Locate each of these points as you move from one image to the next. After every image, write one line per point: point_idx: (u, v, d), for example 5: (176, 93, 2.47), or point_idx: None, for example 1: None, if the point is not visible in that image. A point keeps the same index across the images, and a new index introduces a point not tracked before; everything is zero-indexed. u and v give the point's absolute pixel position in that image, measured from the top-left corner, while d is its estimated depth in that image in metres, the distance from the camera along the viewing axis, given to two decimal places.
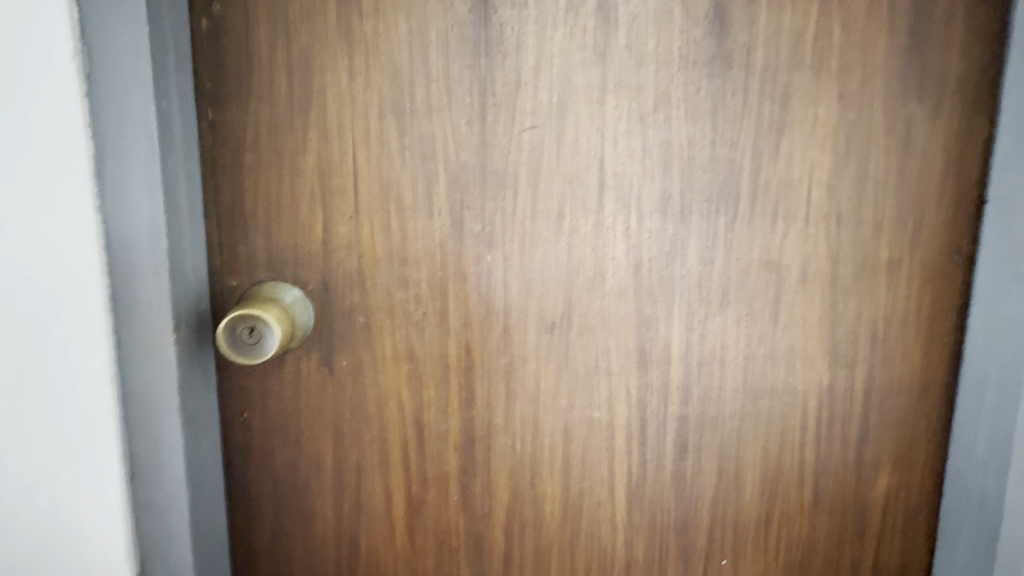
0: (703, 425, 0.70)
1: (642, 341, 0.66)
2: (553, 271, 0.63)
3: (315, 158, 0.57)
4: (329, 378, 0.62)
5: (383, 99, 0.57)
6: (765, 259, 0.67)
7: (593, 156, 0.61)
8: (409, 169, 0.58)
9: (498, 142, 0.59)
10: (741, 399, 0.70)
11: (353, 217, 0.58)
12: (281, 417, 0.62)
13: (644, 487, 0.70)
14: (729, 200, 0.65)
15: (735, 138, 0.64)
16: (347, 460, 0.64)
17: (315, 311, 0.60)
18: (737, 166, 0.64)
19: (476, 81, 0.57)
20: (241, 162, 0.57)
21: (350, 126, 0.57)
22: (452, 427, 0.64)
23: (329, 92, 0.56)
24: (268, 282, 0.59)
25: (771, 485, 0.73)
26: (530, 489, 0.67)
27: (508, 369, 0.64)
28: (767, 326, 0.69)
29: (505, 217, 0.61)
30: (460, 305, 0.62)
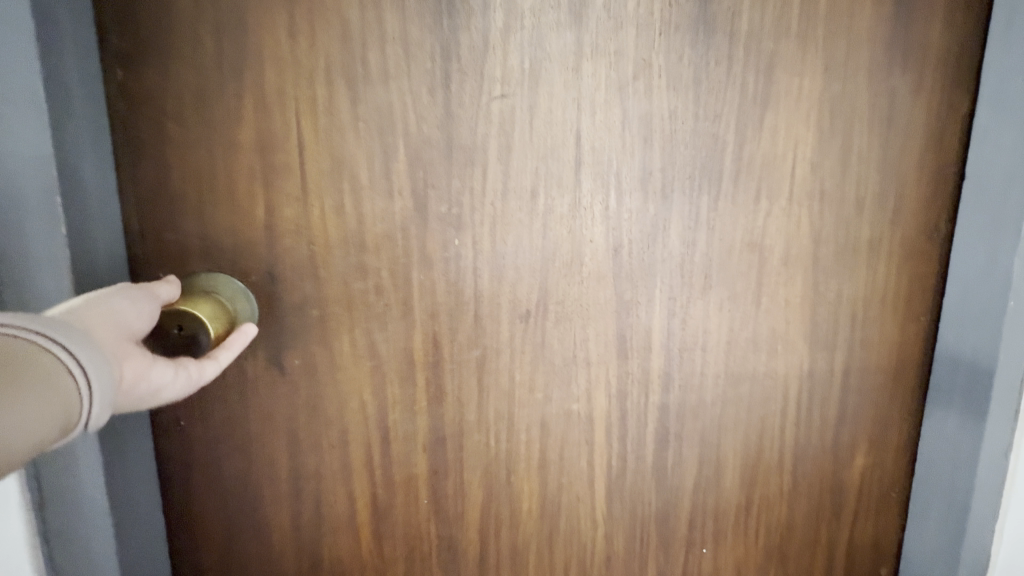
0: (684, 414, 0.67)
1: (621, 329, 0.62)
2: (528, 256, 0.58)
3: (254, 130, 0.50)
4: (281, 379, 0.56)
5: (331, 62, 0.50)
6: (748, 240, 0.64)
7: (569, 129, 0.56)
8: (364, 144, 0.51)
9: (464, 113, 0.53)
10: (723, 385, 0.68)
11: (301, 198, 0.52)
12: (226, 423, 0.56)
13: (624, 479, 0.67)
14: (712, 177, 0.61)
15: (719, 111, 0.60)
16: (306, 466, 0.58)
17: (260, 305, 0.54)
18: (720, 141, 0.60)
19: (437, 44, 0.51)
20: (163, 135, 0.49)
21: (294, 94, 0.50)
22: (420, 426, 0.59)
23: (266, 52, 0.49)
24: (205, 273, 0.52)
25: (751, 471, 0.72)
26: (505, 487, 0.63)
27: (479, 362, 0.59)
28: (749, 310, 0.66)
29: (473, 197, 0.55)
30: (426, 295, 0.56)
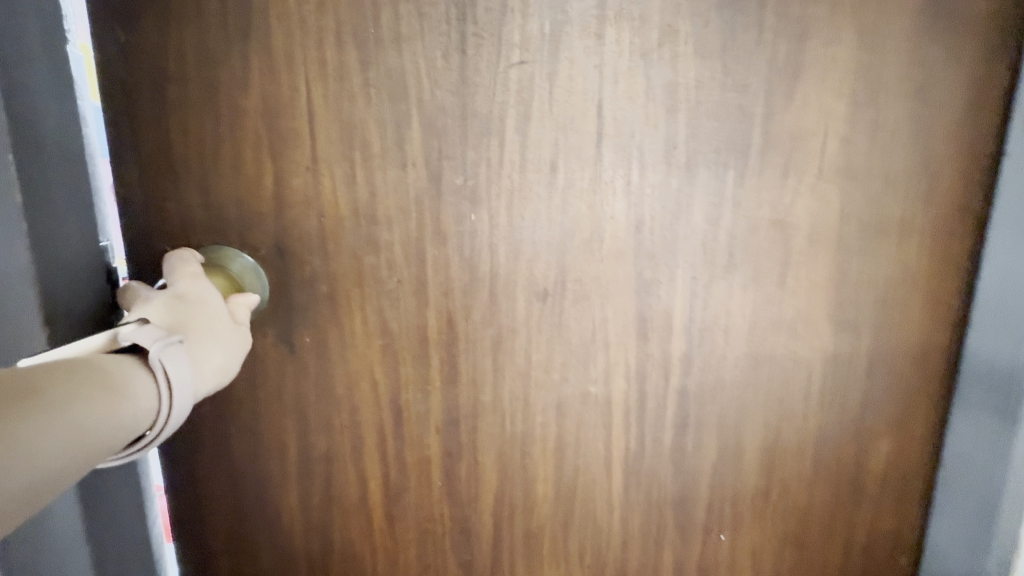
0: (704, 397, 0.65)
1: (641, 309, 0.60)
2: (546, 231, 0.55)
3: (260, 95, 0.47)
4: (290, 358, 0.53)
5: (341, 23, 0.47)
6: (775, 218, 0.61)
7: (589, 98, 0.53)
8: (375, 110, 0.49)
9: (481, 80, 0.50)
10: (745, 368, 0.65)
11: (310, 168, 0.49)
12: (234, 401, 0.54)
13: (641, 463, 0.65)
14: (739, 150, 0.58)
15: (747, 82, 0.56)
16: (315, 448, 0.56)
17: (268, 281, 0.51)
18: (748, 112, 0.57)
19: (453, 4, 0.48)
20: (162, 97, 0.47)
21: (302, 56, 0.47)
22: (433, 408, 0.57)
23: (273, 12, 0.46)
24: (212, 245, 0.50)
25: (772, 456, 0.70)
26: (520, 471, 0.62)
27: (495, 342, 0.57)
28: (772, 291, 0.64)
29: (489, 169, 0.52)
30: (440, 272, 0.54)
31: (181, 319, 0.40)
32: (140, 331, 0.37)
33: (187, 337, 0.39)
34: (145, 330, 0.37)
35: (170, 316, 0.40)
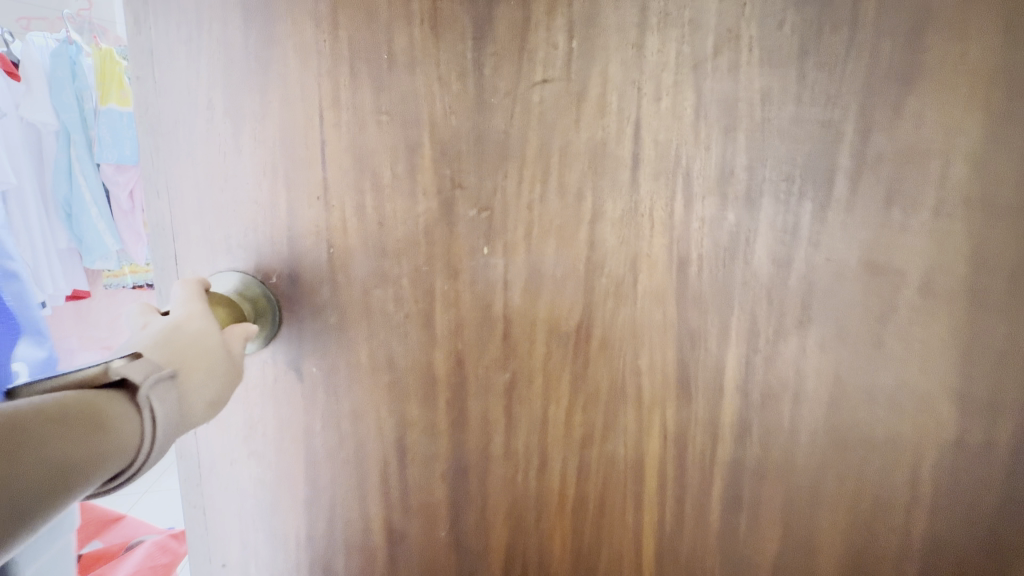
0: (764, 474, 0.54)
1: (682, 363, 0.51)
2: (569, 269, 0.49)
3: (278, 124, 0.47)
4: (298, 387, 0.52)
5: (356, 49, 0.45)
6: (869, 262, 0.49)
7: (625, 119, 0.46)
8: (388, 138, 0.47)
9: (499, 103, 0.46)
10: (821, 444, 0.53)
11: (322, 197, 0.48)
12: (244, 426, 0.54)
13: (679, 542, 0.56)
14: (819, 177, 0.47)
15: (834, 89, 0.45)
16: (320, 481, 0.55)
17: (280, 306, 0.51)
18: (833, 129, 0.46)
19: (471, 22, 0.45)
20: (177, 122, 0.48)
21: (317, 85, 0.46)
22: (440, 451, 0.53)
23: (292, 41, 0.46)
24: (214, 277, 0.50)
25: (857, 560, 0.55)
26: (533, 531, 0.55)
27: (508, 388, 0.52)
28: (864, 352, 0.50)
29: (506, 199, 0.48)
30: (450, 308, 0.50)
31: (173, 350, 0.41)
32: (132, 366, 0.37)
33: (179, 370, 0.40)
34: (137, 366, 0.38)
35: (163, 348, 0.40)
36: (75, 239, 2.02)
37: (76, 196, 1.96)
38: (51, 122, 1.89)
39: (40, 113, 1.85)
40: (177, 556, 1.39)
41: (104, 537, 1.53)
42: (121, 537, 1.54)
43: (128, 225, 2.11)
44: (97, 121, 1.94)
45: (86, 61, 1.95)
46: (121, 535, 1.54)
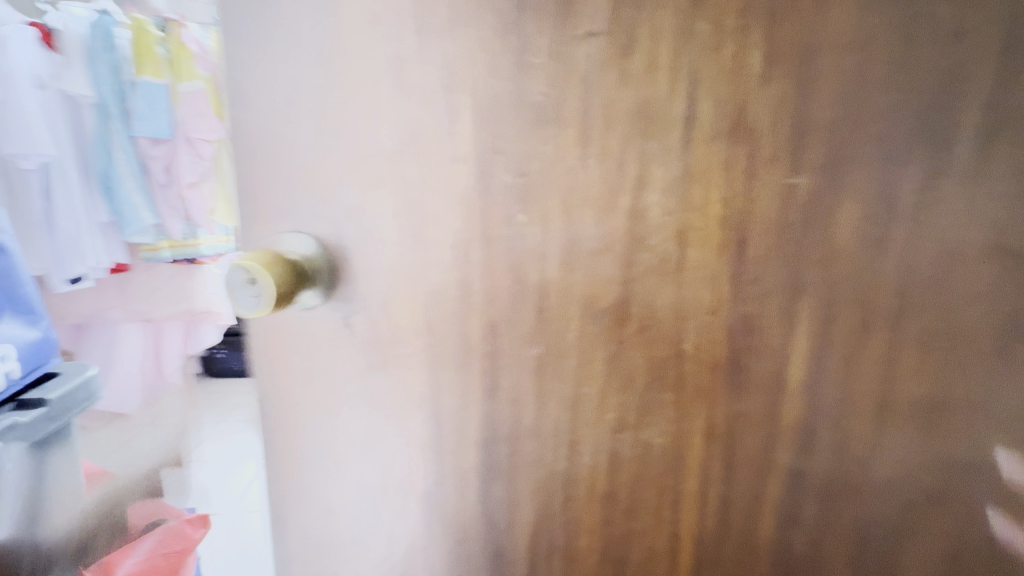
0: (831, 487, 0.47)
1: (734, 351, 0.45)
2: (607, 240, 0.45)
3: (333, 94, 0.50)
4: (348, 344, 0.56)
5: (406, 19, 0.47)
6: (977, 246, 0.40)
7: (677, 73, 0.41)
8: (430, 104, 0.47)
9: (539, 63, 0.44)
10: (906, 458, 0.45)
11: (371, 163, 0.51)
12: (305, 377, 0.59)
13: (722, 548, 0.51)
14: (922, 142, 0.39)
15: (942, 35, 0.38)
16: (365, 433, 0.58)
17: (334, 268, 0.54)
18: (942, 80, 0.38)
19: None
20: (252, 95, 0.53)
21: (369, 56, 0.48)
22: (472, 418, 0.54)
23: (349, 15, 0.48)
24: (289, 233, 0.54)
25: None
26: (561, 513, 0.54)
27: (539, 362, 0.50)
28: (970, 351, 0.42)
29: (543, 164, 0.45)
30: (484, 276, 0.50)
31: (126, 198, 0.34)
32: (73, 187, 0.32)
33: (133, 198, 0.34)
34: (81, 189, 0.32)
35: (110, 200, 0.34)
36: (112, 215, 2.48)
37: (113, 170, 2.40)
38: (88, 95, 2.31)
39: (77, 87, 2.26)
40: (189, 544, 1.55)
41: (124, 520, 1.58)
42: (142, 523, 1.59)
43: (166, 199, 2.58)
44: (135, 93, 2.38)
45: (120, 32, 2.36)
46: (139, 519, 1.60)
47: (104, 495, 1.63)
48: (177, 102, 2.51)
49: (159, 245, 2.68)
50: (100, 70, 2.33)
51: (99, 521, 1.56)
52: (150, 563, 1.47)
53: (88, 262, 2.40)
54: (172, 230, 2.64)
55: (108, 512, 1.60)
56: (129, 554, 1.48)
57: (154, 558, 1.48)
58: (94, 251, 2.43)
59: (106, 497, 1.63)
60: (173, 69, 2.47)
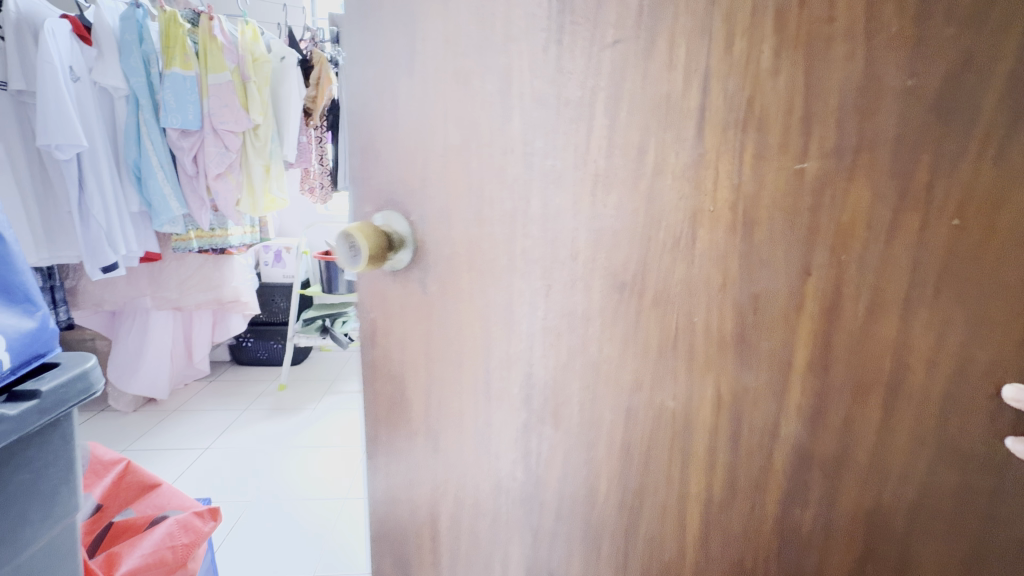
0: (835, 440, 0.52)
1: (742, 324, 0.50)
2: (629, 221, 0.50)
3: (406, 97, 0.57)
4: (413, 313, 0.64)
5: (457, 30, 0.53)
6: (967, 231, 0.45)
7: (694, 73, 0.45)
8: (480, 106, 0.53)
9: (573, 67, 0.49)
10: (896, 416, 0.51)
11: (435, 156, 0.57)
12: (381, 340, 0.68)
13: (730, 503, 0.56)
14: (920, 138, 0.44)
15: (936, 43, 0.42)
16: (421, 390, 0.66)
17: (411, 250, 0.61)
18: (941, 74, 0.42)
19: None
20: (354, 101, 0.62)
21: (430, 63, 0.55)
22: (508, 382, 0.60)
23: (416, 27, 0.55)
24: (392, 213, 0.61)
25: (915, 529, 0.54)
26: (584, 471, 0.59)
27: (570, 328, 0.55)
28: (962, 324, 0.47)
29: (574, 154, 0.50)
30: (523, 254, 0.55)
31: None
32: None
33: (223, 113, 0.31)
34: None
35: None
36: (145, 205, 2.54)
37: (144, 160, 2.45)
38: (122, 87, 2.35)
39: (111, 80, 2.31)
40: (200, 537, 1.29)
41: (137, 506, 1.37)
42: (154, 508, 1.38)
43: (193, 189, 2.67)
44: (165, 85, 2.40)
45: (149, 23, 2.37)
46: (155, 505, 1.38)
47: (115, 481, 1.37)
48: (206, 95, 2.52)
49: (186, 236, 2.89)
50: (132, 63, 2.34)
51: (113, 506, 1.34)
52: (155, 557, 1.19)
53: (121, 251, 2.42)
54: (201, 220, 2.74)
55: (125, 498, 1.38)
56: (136, 544, 1.21)
57: (160, 551, 1.21)
58: (127, 239, 2.49)
59: (115, 484, 1.37)
60: (200, 60, 2.50)
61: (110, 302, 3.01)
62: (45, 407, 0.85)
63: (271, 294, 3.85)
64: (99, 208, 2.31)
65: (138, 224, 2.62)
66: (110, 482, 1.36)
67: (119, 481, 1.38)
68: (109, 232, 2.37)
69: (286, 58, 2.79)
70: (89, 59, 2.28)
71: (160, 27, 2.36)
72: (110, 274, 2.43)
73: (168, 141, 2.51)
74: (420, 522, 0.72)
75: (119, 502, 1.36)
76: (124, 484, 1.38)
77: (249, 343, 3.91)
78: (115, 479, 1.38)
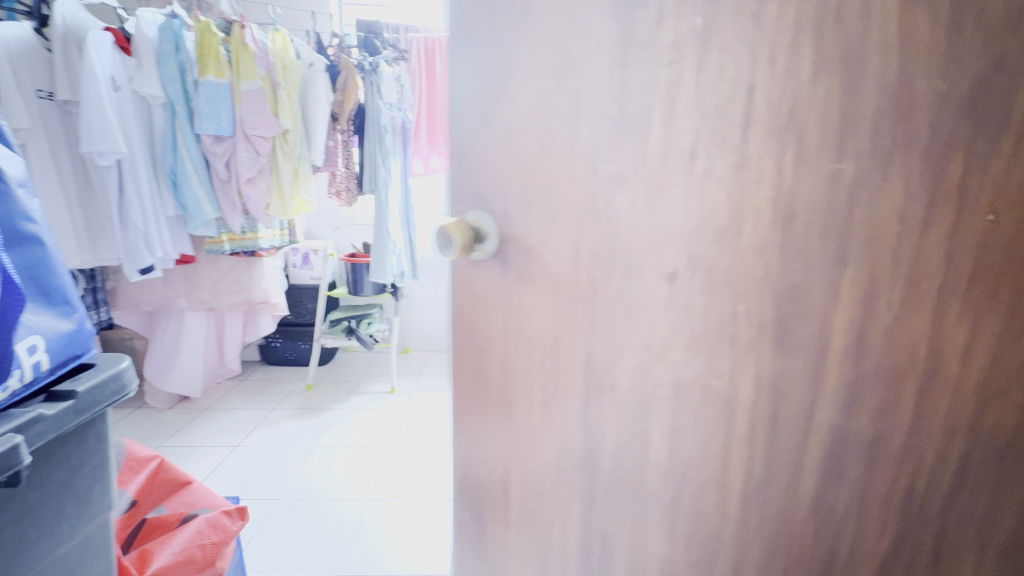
0: (872, 422, 0.56)
1: (784, 312, 0.55)
2: (681, 219, 0.55)
3: (471, 107, 0.62)
4: (474, 304, 0.69)
5: (522, 48, 0.57)
6: (997, 228, 0.49)
7: (742, 86, 0.50)
8: (540, 118, 0.58)
9: (632, 82, 0.53)
10: (929, 399, 0.55)
11: (499, 161, 0.62)
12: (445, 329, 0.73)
13: (771, 480, 0.60)
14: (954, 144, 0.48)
15: (968, 58, 0.46)
16: (484, 373, 0.71)
17: (492, 246, 0.64)
18: (971, 80, 0.46)
19: (617, 18, 0.52)
20: None
21: (496, 76, 0.60)
22: (566, 367, 0.65)
23: (483, 44, 0.60)
24: (481, 211, 0.64)
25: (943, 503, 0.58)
26: (637, 450, 0.64)
27: (626, 316, 0.60)
28: (995, 313, 0.51)
29: (632, 159, 0.55)
30: (582, 250, 0.60)
31: None
32: None
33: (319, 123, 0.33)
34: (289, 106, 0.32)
35: None
36: (181, 208, 2.59)
37: (180, 166, 2.52)
38: (159, 95, 2.41)
39: (149, 88, 2.36)
40: (229, 537, 1.22)
41: (170, 503, 1.31)
42: (185, 506, 1.32)
43: (225, 194, 2.73)
44: (199, 92, 2.47)
45: (186, 34, 2.44)
46: (185, 503, 1.32)
47: (149, 477, 1.33)
48: (238, 102, 2.61)
49: (220, 240, 2.94)
50: (169, 71, 2.40)
51: (148, 501, 1.30)
52: (186, 555, 1.14)
53: (157, 254, 2.47)
54: (234, 223, 2.80)
55: (158, 495, 1.33)
56: (167, 541, 1.16)
57: (190, 549, 1.16)
58: (162, 241, 2.54)
59: (149, 480, 1.33)
60: (233, 69, 2.58)
61: (146, 303, 3.12)
62: (81, 407, 0.79)
63: (298, 297, 3.97)
64: (138, 212, 2.37)
65: (174, 229, 2.68)
66: (145, 477, 1.31)
67: (153, 477, 1.33)
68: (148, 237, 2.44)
69: (315, 64, 2.88)
70: (129, 70, 2.34)
71: (196, 37, 2.45)
72: (149, 275, 2.48)
73: (202, 147, 2.57)
74: (477, 496, 0.78)
75: (153, 498, 1.31)
76: (158, 480, 1.34)
77: (278, 342, 4.06)
78: (149, 475, 1.33)
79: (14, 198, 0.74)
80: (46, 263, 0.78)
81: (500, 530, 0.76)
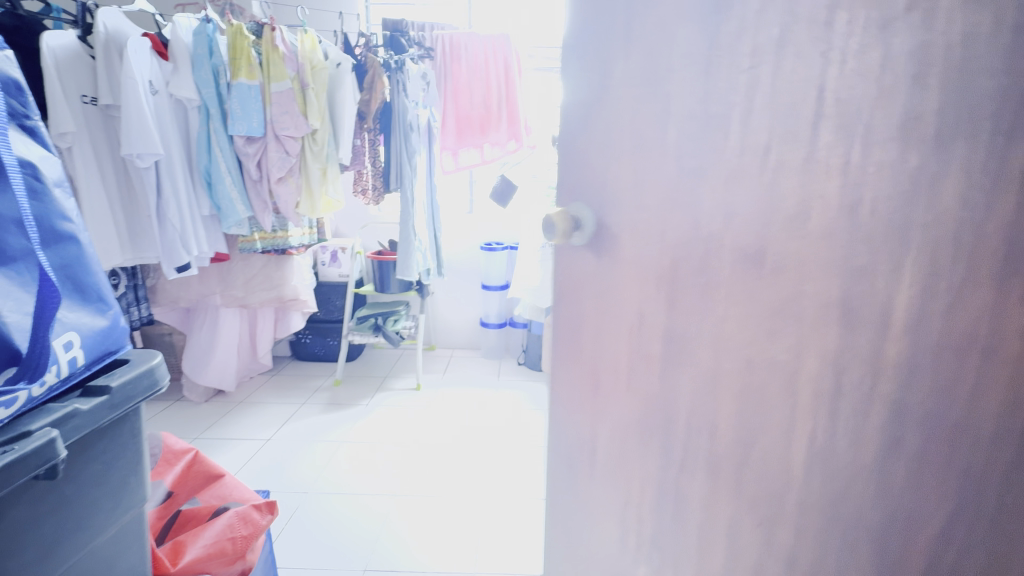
0: (931, 407, 0.57)
1: (848, 293, 0.59)
2: (754, 204, 0.62)
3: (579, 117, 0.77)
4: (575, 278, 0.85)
5: (622, 66, 0.71)
6: None
7: (813, 86, 0.56)
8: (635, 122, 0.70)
9: (715, 87, 0.63)
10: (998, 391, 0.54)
11: (600, 161, 0.76)
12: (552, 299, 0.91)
13: (830, 452, 0.64)
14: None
15: None
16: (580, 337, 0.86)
17: (583, 236, 0.80)
18: None
19: (704, 34, 0.63)
20: None
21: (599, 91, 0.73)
22: (649, 334, 0.77)
23: (591, 64, 0.74)
24: (580, 205, 0.80)
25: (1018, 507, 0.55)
26: (710, 411, 0.72)
27: (703, 291, 0.69)
28: None
29: (713, 154, 0.64)
30: (666, 233, 0.71)
31: None
32: None
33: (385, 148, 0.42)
34: None
35: None
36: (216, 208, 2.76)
37: (214, 166, 2.68)
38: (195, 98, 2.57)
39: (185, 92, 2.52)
40: (257, 530, 1.32)
41: (202, 495, 1.43)
42: (217, 498, 1.42)
43: (257, 194, 2.89)
44: (231, 95, 2.63)
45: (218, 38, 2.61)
46: (217, 495, 1.43)
47: (185, 469, 1.46)
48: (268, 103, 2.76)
49: (253, 239, 3.12)
50: (203, 75, 2.57)
51: (182, 493, 1.42)
52: (216, 547, 1.24)
53: (191, 252, 2.63)
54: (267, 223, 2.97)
55: (192, 486, 1.45)
56: (199, 534, 1.25)
57: (221, 542, 1.25)
58: (197, 240, 2.71)
59: (185, 472, 1.45)
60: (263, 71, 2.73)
61: (184, 299, 3.33)
62: (116, 402, 0.89)
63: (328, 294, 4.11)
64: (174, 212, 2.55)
65: (211, 228, 2.86)
66: (181, 469, 1.44)
67: (188, 469, 1.46)
68: (183, 236, 2.61)
69: (343, 64, 2.98)
70: (166, 74, 2.51)
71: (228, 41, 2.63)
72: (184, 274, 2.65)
73: (235, 148, 2.73)
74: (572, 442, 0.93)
75: (187, 488, 1.43)
76: (193, 472, 1.46)
77: (308, 337, 4.24)
78: (185, 467, 1.46)
79: (53, 201, 0.86)
80: (82, 259, 0.90)
81: (583, 476, 0.92)
